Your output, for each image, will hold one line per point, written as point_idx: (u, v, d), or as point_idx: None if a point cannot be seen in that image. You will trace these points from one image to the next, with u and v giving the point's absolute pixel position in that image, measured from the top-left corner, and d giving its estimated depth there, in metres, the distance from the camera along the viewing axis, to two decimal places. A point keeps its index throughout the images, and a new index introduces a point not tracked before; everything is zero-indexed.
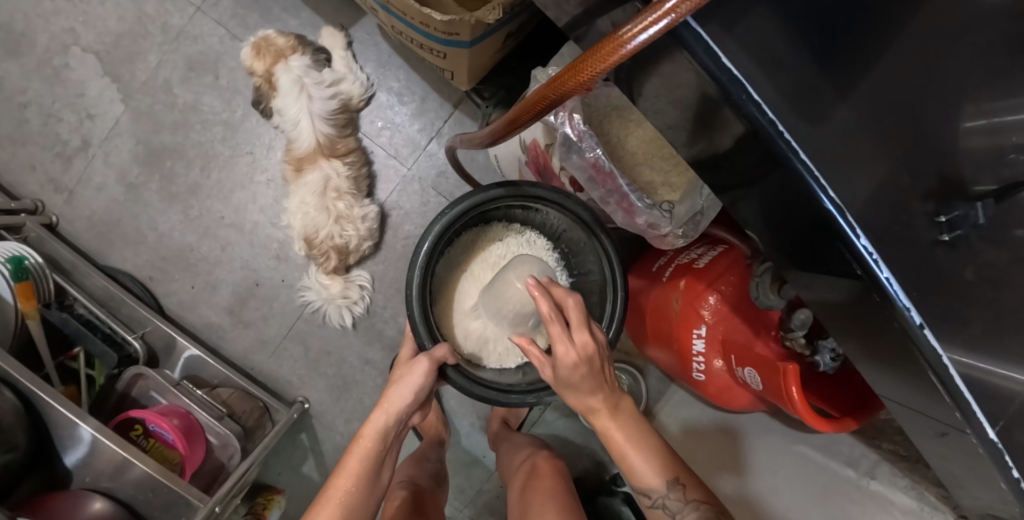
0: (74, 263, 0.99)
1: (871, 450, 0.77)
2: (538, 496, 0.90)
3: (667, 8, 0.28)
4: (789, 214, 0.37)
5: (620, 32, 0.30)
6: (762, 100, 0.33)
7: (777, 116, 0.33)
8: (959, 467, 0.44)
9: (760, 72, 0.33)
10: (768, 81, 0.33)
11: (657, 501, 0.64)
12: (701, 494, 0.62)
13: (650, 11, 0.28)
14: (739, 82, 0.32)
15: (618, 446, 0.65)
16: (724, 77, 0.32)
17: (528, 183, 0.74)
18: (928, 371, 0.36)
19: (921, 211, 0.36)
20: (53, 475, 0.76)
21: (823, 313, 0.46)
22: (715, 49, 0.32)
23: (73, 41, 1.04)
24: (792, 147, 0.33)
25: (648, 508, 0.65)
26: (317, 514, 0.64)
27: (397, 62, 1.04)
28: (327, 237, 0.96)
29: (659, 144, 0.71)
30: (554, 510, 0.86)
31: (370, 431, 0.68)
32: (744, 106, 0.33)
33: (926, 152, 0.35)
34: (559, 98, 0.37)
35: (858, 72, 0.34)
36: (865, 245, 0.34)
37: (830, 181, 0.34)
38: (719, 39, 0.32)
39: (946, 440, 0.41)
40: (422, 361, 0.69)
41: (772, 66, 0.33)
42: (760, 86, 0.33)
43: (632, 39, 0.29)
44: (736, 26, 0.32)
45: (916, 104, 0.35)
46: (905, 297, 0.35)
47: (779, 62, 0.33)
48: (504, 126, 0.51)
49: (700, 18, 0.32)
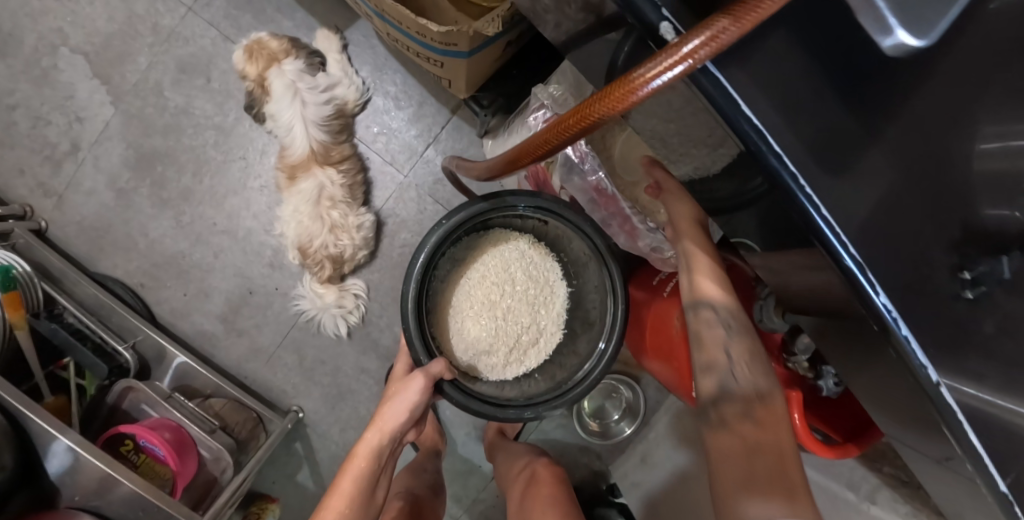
0: (63, 272, 0.97)
1: (873, 474, 0.74)
2: (537, 504, 0.90)
3: (684, 54, 0.26)
4: (808, 263, 0.35)
5: (633, 76, 0.27)
6: (783, 151, 0.31)
7: (798, 169, 0.31)
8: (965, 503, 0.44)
9: (781, 120, 0.31)
10: (790, 129, 0.31)
11: (700, 310, 0.60)
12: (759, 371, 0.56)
13: (666, 55, 0.26)
14: (760, 133, 0.30)
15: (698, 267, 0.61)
16: (746, 126, 0.30)
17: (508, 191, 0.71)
18: (942, 425, 0.35)
19: (944, 264, 0.34)
20: (40, 492, 0.75)
21: (832, 344, 0.44)
22: (732, 93, 0.30)
23: (62, 41, 1.02)
24: (816, 203, 0.31)
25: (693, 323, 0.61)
26: None
27: (394, 65, 1.01)
28: (322, 247, 0.94)
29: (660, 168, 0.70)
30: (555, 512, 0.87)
31: (363, 450, 0.66)
32: (765, 157, 0.31)
33: (949, 199, 0.34)
34: (563, 142, 0.35)
35: (885, 119, 0.32)
36: (885, 303, 0.32)
37: (852, 237, 0.32)
38: (739, 85, 0.30)
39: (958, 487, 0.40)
40: (417, 378, 0.67)
41: (795, 114, 0.31)
42: (782, 135, 0.31)
43: (646, 83, 0.27)
44: (761, 73, 0.30)
45: (941, 150, 0.34)
46: (922, 355, 0.33)
47: (805, 107, 0.31)
48: (506, 165, 0.49)
49: (721, 63, 0.30)
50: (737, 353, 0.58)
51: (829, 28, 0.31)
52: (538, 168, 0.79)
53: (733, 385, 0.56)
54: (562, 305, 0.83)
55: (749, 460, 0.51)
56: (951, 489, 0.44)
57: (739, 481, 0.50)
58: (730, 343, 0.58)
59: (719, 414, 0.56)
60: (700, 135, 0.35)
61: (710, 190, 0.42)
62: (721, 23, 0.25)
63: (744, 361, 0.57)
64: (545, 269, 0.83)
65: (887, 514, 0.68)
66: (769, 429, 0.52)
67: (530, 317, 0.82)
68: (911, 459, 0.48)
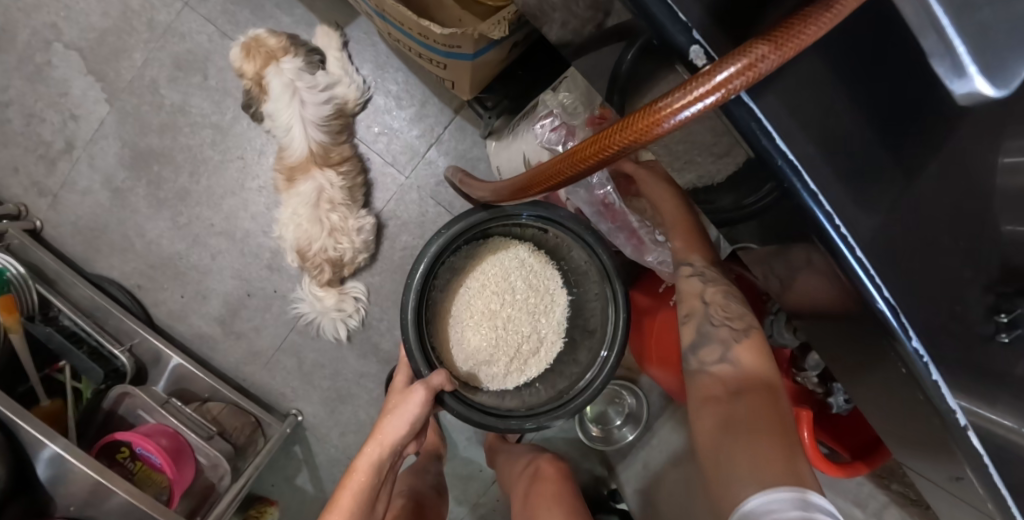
0: (59, 273, 0.95)
1: (880, 491, 0.74)
2: (542, 500, 0.88)
3: (717, 83, 0.24)
4: (827, 297, 0.34)
5: (658, 105, 0.25)
6: (818, 190, 0.29)
7: (834, 208, 0.29)
8: None
9: (817, 153, 0.29)
10: (826, 162, 0.29)
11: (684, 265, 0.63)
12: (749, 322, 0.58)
13: (697, 83, 0.24)
14: (794, 168, 0.29)
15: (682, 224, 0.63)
16: (781, 160, 0.28)
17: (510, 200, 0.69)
18: (964, 465, 0.34)
19: (977, 303, 0.34)
20: (35, 502, 0.73)
21: (837, 356, 0.42)
22: (769, 128, 0.28)
23: (55, 37, 0.99)
24: (848, 243, 0.30)
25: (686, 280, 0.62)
26: None
27: (395, 63, 0.98)
28: (321, 250, 0.92)
29: None
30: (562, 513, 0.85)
31: (362, 464, 0.65)
32: (798, 196, 0.29)
33: (982, 240, 0.34)
34: (578, 174, 0.33)
35: (924, 155, 0.31)
36: (917, 348, 0.31)
37: (886, 279, 0.31)
38: (772, 114, 0.28)
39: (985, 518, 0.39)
40: (419, 390, 0.65)
41: (832, 146, 0.29)
42: (816, 170, 0.29)
43: (673, 115, 0.25)
44: (800, 108, 0.29)
45: (974, 184, 0.33)
46: (953, 399, 0.32)
47: (840, 139, 0.29)
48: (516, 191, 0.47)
49: (754, 92, 0.28)
50: (714, 299, 0.59)
51: (879, 54, 0.29)
52: None
53: (709, 328, 0.58)
54: (561, 313, 0.82)
55: (730, 407, 0.52)
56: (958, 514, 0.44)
57: (719, 427, 0.51)
58: (706, 290, 0.60)
59: (697, 362, 0.58)
60: (704, 141, 0.33)
61: (716, 203, 0.40)
62: (759, 50, 0.24)
63: (720, 304, 0.59)
64: (545, 278, 0.81)
65: None
66: (748, 370, 0.54)
67: (529, 326, 0.80)
68: (919, 483, 0.46)
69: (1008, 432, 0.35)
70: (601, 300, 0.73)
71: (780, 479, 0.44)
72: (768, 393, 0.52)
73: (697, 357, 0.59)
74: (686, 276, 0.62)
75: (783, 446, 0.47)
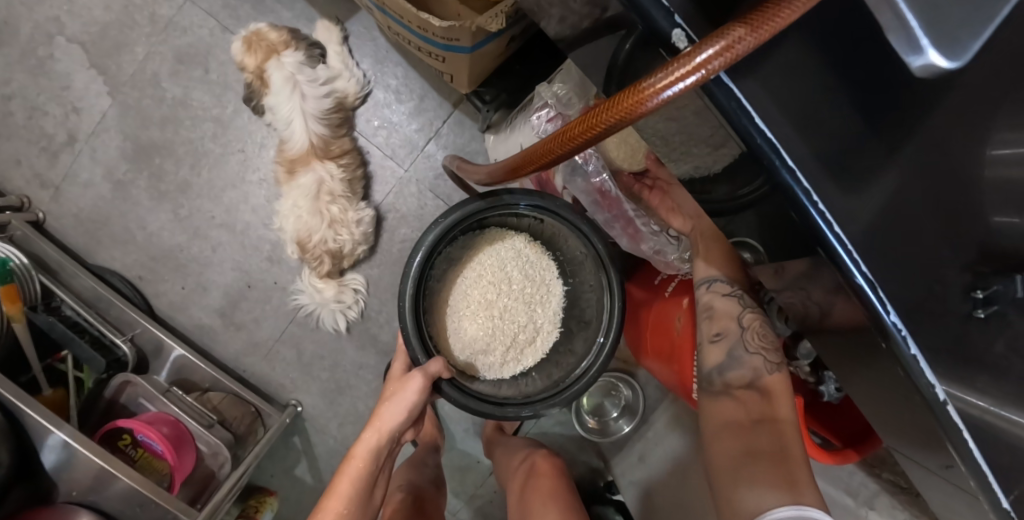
0: (61, 263, 0.97)
1: (871, 479, 0.74)
2: (538, 496, 0.90)
3: (697, 63, 0.25)
4: (808, 276, 0.35)
5: (642, 86, 0.27)
6: (796, 165, 0.30)
7: (812, 186, 0.31)
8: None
9: (797, 132, 0.30)
10: (806, 141, 0.30)
11: (713, 286, 0.64)
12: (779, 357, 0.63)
13: (679, 64, 0.26)
14: (773, 146, 0.30)
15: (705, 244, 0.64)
16: (761, 138, 0.30)
17: (507, 190, 0.70)
18: (946, 442, 0.34)
19: (955, 283, 0.33)
20: (37, 487, 0.75)
21: (828, 344, 0.43)
22: (748, 107, 0.30)
23: (58, 30, 1.00)
24: (827, 219, 0.31)
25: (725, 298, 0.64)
26: None
27: (395, 58, 1.00)
28: (321, 241, 0.93)
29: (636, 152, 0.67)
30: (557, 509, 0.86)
31: (361, 451, 0.66)
32: (777, 172, 0.30)
33: (965, 221, 0.33)
34: (567, 154, 0.35)
35: (906, 131, 0.31)
36: (895, 322, 0.32)
37: (864, 255, 0.31)
38: (752, 96, 0.30)
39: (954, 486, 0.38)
40: (416, 377, 0.66)
41: (811, 126, 0.30)
42: (795, 148, 0.30)
43: (657, 94, 0.26)
44: (778, 91, 0.30)
45: (960, 164, 0.32)
46: (932, 373, 0.33)
47: (819, 122, 0.30)
48: (509, 171, 0.49)
49: (734, 73, 0.29)
50: (749, 323, 0.64)
51: (851, 37, 0.29)
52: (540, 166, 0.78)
53: (743, 354, 0.63)
54: (558, 303, 0.83)
55: (751, 435, 0.59)
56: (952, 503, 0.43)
57: (734, 457, 0.59)
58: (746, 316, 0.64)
59: (724, 384, 0.64)
60: (700, 133, 0.34)
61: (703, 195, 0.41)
62: (736, 32, 0.25)
63: (756, 332, 0.63)
64: (541, 268, 0.82)
65: None
66: (772, 404, 0.60)
67: (525, 316, 0.82)
68: (909, 468, 0.47)
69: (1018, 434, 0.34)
70: (595, 289, 0.75)
71: (781, 498, 0.53)
72: (772, 423, 0.59)
73: (723, 378, 0.64)
74: (721, 294, 0.64)
75: (782, 469, 0.55)
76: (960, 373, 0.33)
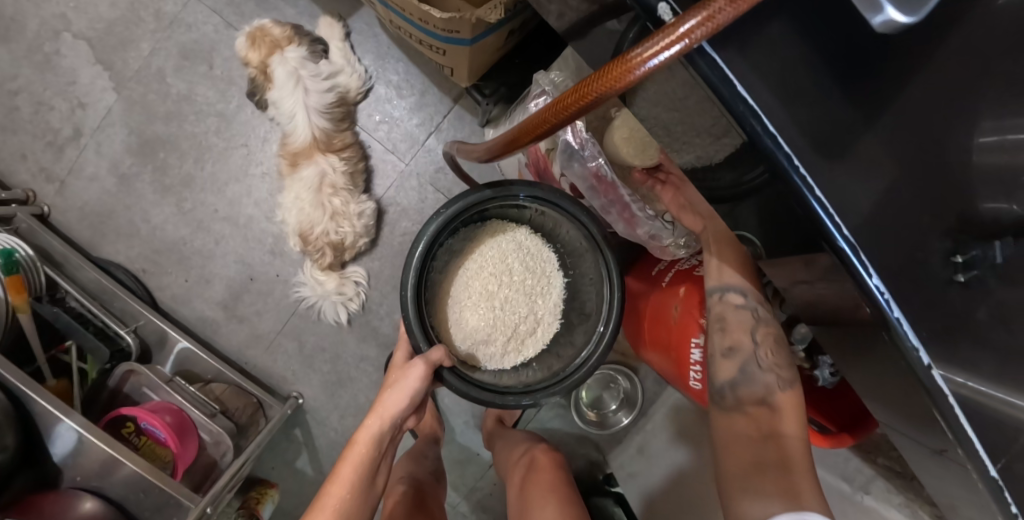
0: (65, 256, 0.98)
1: (867, 465, 0.73)
2: (537, 491, 0.90)
3: (680, 34, 0.27)
4: (797, 248, 0.36)
5: (630, 56, 0.29)
6: (778, 132, 0.31)
7: (793, 151, 0.32)
8: (961, 498, 0.42)
9: (778, 101, 0.31)
10: (786, 109, 0.31)
11: (726, 294, 0.65)
12: (792, 373, 0.61)
13: (664, 35, 0.28)
14: (755, 113, 0.31)
15: (718, 245, 0.65)
16: (741, 106, 0.31)
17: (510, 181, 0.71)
18: (933, 410, 0.34)
19: (937, 248, 0.33)
20: (43, 475, 0.75)
21: (830, 330, 0.43)
22: (728, 75, 0.31)
23: (64, 27, 1.02)
24: (808, 184, 0.32)
25: (735, 309, 0.64)
26: None
27: (396, 54, 1.01)
28: (323, 233, 0.95)
29: (642, 143, 0.66)
30: (553, 503, 0.86)
31: (363, 436, 0.67)
32: (759, 139, 0.31)
33: (950, 190, 0.33)
34: (560, 123, 0.37)
35: (882, 101, 0.32)
36: (878, 285, 0.32)
37: (845, 219, 0.32)
38: (734, 66, 0.31)
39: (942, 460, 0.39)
40: (418, 365, 0.67)
41: (791, 96, 0.31)
42: (777, 116, 0.31)
43: (643, 63, 0.29)
44: (759, 62, 0.31)
45: (940, 135, 0.33)
46: (916, 338, 0.33)
47: (799, 92, 0.32)
48: (504, 144, 0.49)
49: (716, 43, 0.31)
50: (763, 339, 0.63)
51: (824, 14, 0.31)
52: (539, 155, 0.79)
53: (756, 370, 0.62)
54: (558, 295, 0.84)
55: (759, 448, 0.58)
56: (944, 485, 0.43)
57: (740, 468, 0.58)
58: (758, 328, 0.63)
59: (735, 399, 0.63)
60: (687, 108, 0.35)
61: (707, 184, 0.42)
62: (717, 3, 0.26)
63: (769, 347, 0.63)
64: (542, 261, 0.83)
65: (879, 504, 0.69)
66: (782, 419, 0.59)
67: (525, 308, 0.82)
68: (903, 448, 0.45)
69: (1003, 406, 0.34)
70: (594, 278, 0.76)
71: (782, 506, 0.52)
72: (781, 439, 0.58)
73: (735, 393, 0.63)
74: (733, 306, 0.64)
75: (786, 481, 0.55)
76: (943, 340, 0.33)
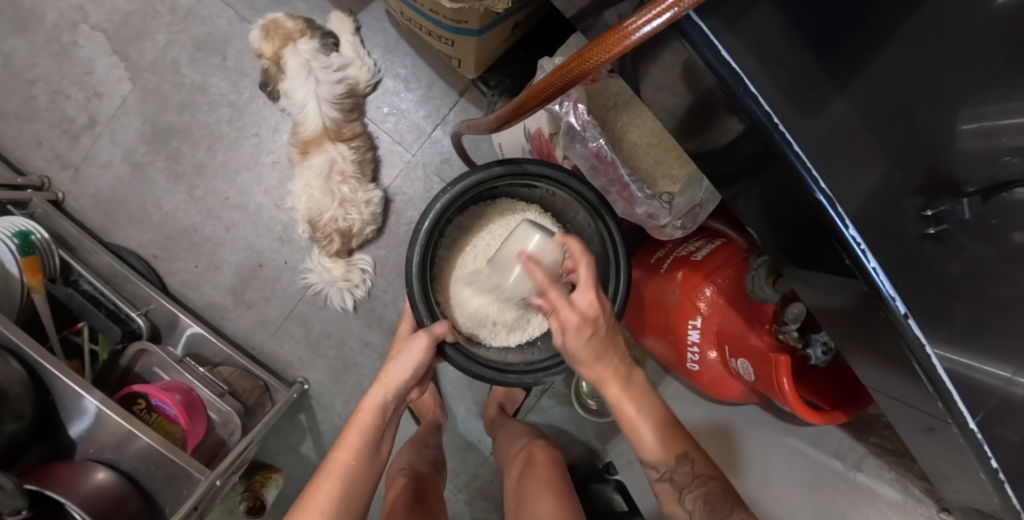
0: (80, 240, 1.00)
1: (860, 444, 0.74)
2: (534, 483, 0.90)
3: (670, 3, 0.31)
4: (787, 209, 0.39)
5: (626, 24, 0.33)
6: (759, 93, 0.35)
7: (773, 110, 0.35)
8: (944, 463, 0.44)
9: (759, 65, 0.35)
10: (766, 73, 0.35)
11: (651, 472, 0.65)
12: (708, 469, 0.63)
13: (655, 5, 0.32)
14: (736, 76, 0.34)
15: (628, 418, 0.65)
16: (724, 69, 0.34)
17: (526, 159, 0.74)
18: (911, 359, 0.37)
19: (909, 206, 0.36)
20: (56, 447, 0.78)
21: (810, 296, 0.46)
22: (715, 42, 0.34)
23: (82, 19, 1.05)
24: (787, 139, 0.35)
25: (655, 481, 0.66)
26: (317, 486, 0.65)
27: (404, 48, 1.04)
28: (331, 220, 0.97)
29: (657, 133, 0.73)
30: (549, 497, 0.86)
31: (369, 405, 0.70)
32: (742, 99, 0.35)
33: (925, 152, 0.36)
34: (566, 85, 0.42)
35: (855, 66, 0.35)
36: (854, 236, 0.35)
37: (823, 174, 0.35)
38: (719, 33, 0.34)
39: (932, 435, 0.42)
40: (422, 337, 0.70)
41: (770, 61, 0.35)
42: (758, 79, 0.35)
43: (636, 30, 0.33)
44: (741, 29, 0.34)
45: (912, 103, 0.36)
46: (891, 287, 0.36)
47: (778, 57, 0.35)
48: (511, 111, 0.54)
49: (704, 13, 0.34)
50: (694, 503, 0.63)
51: None
52: (542, 140, 0.80)
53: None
54: None
55: None
56: (941, 462, 0.44)
57: None
58: (685, 495, 0.64)
59: None
60: (680, 79, 0.38)
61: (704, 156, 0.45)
62: None
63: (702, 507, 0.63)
64: None
65: (871, 480, 0.70)
66: None
67: None
68: (885, 409, 0.47)
69: (970, 369, 0.38)
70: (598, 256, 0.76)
71: None
72: None
73: None
74: (656, 478, 0.65)
75: None
76: (915, 289, 0.36)
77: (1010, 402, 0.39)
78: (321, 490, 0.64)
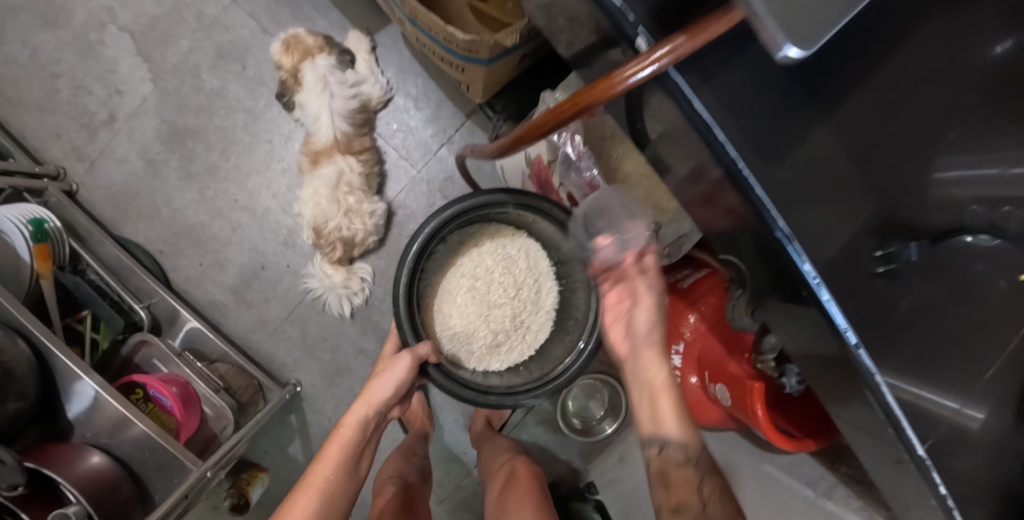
0: (90, 231, 1.04)
1: (830, 473, 0.82)
2: (515, 498, 0.93)
3: (654, 58, 0.35)
4: (755, 246, 0.43)
5: (617, 73, 0.37)
6: (727, 140, 0.38)
7: (740, 155, 0.39)
8: (904, 492, 0.49)
9: (727, 116, 0.39)
10: (733, 122, 0.39)
11: (665, 448, 0.59)
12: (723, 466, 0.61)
13: (640, 59, 0.36)
14: (707, 124, 0.38)
15: (665, 392, 0.62)
16: (697, 116, 0.38)
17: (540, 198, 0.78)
18: (865, 391, 0.42)
19: (862, 247, 0.40)
20: (55, 430, 0.80)
21: (784, 338, 0.51)
22: (688, 93, 0.38)
23: (110, 19, 1.09)
24: (750, 182, 0.39)
25: (671, 467, 0.59)
26: (296, 498, 0.67)
27: (416, 69, 1.09)
28: (336, 229, 1.01)
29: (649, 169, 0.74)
30: (529, 508, 0.89)
31: (350, 421, 0.73)
32: (711, 144, 0.39)
33: (882, 192, 0.40)
34: (560, 124, 0.46)
35: (824, 111, 0.39)
36: (810, 271, 0.39)
37: (784, 214, 0.39)
38: (691, 84, 0.39)
39: (900, 466, 0.46)
40: (405, 357, 0.74)
41: (738, 112, 0.39)
42: (726, 127, 0.39)
43: (628, 78, 0.37)
44: (713, 79, 0.39)
45: (871, 147, 0.40)
46: (843, 319, 0.40)
47: (746, 109, 0.39)
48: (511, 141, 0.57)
49: (681, 68, 0.38)
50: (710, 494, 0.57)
51: None
52: (541, 167, 0.85)
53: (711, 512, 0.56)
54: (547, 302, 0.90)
55: None
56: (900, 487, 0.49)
57: None
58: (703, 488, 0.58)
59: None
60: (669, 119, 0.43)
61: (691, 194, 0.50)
62: (679, 39, 0.35)
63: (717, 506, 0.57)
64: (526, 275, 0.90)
65: (840, 507, 0.78)
66: None
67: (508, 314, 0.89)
68: (852, 439, 0.51)
69: (918, 398, 0.42)
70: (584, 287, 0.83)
71: None
72: None
73: None
74: (671, 463, 0.59)
75: None
76: (864, 321, 0.41)
77: (955, 432, 0.43)
78: (300, 500, 0.67)
